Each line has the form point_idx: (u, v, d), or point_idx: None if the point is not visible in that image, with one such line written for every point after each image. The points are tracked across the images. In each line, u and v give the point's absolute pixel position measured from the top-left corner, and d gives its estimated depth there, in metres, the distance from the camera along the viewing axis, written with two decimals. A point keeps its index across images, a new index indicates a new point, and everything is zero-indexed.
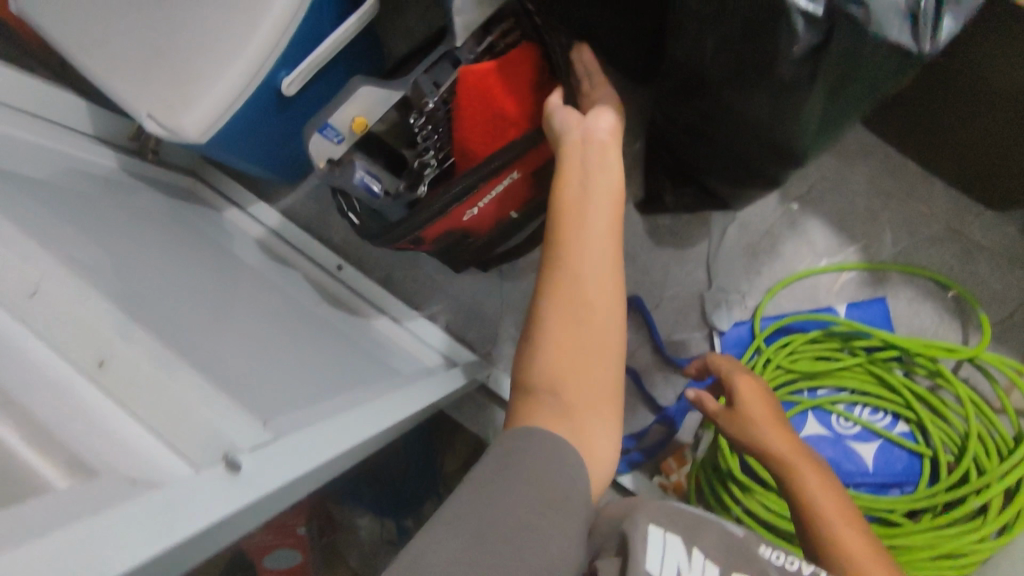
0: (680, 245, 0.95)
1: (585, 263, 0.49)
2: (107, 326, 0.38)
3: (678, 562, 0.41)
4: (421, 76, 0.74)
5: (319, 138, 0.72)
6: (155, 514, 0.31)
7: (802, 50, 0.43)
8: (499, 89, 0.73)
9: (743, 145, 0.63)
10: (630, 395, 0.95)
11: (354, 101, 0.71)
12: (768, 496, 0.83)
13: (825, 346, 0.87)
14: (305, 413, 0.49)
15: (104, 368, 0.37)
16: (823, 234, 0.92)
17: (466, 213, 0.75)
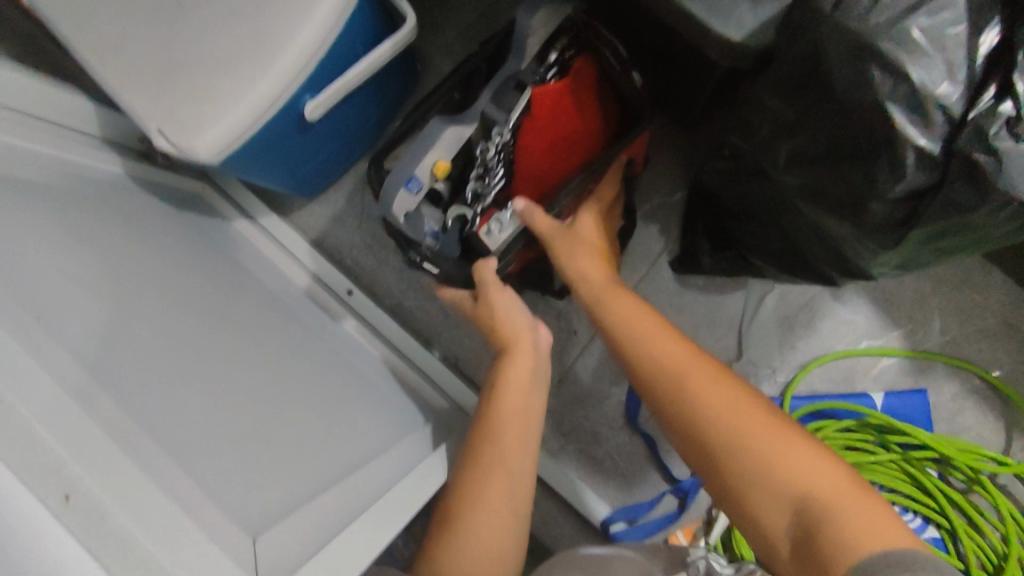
0: (712, 308, 0.90)
1: (512, 459, 0.60)
2: (88, 449, 0.34)
3: None
4: (487, 106, 0.67)
5: (401, 194, 0.66)
6: None
7: (904, 189, 0.38)
8: (571, 105, 0.71)
9: (805, 238, 0.59)
10: (643, 459, 0.91)
11: (439, 146, 0.66)
12: None
13: (858, 437, 0.82)
14: (289, 534, 0.44)
15: (70, 506, 0.32)
16: (866, 314, 0.87)
17: None
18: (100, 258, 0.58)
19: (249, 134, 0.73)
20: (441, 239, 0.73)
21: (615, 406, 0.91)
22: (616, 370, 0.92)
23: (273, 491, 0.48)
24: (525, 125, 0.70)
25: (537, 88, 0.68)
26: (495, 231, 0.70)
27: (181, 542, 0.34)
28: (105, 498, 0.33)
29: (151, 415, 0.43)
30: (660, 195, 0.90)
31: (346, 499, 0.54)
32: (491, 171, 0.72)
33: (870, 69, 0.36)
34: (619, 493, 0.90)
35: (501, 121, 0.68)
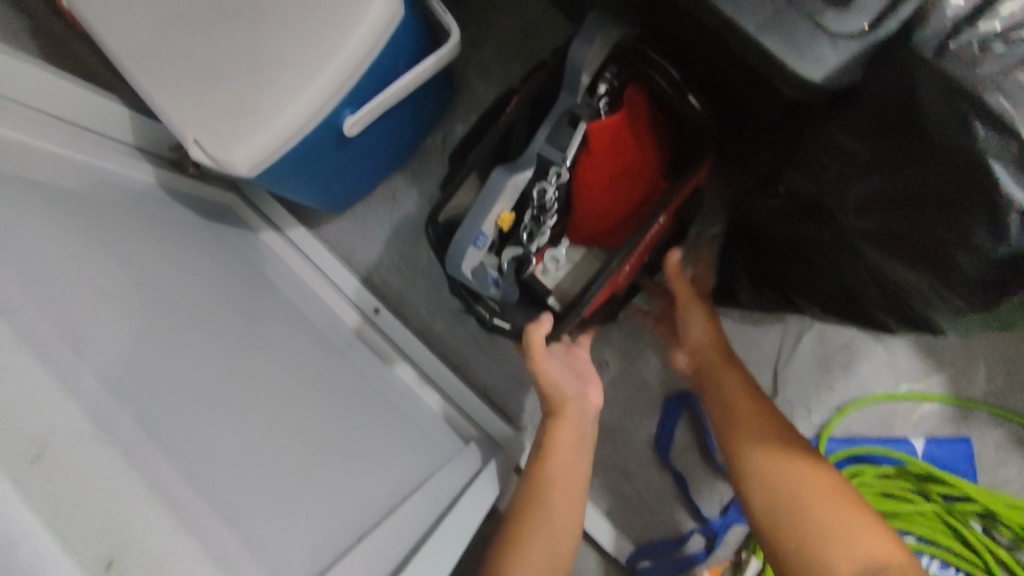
0: (747, 344, 0.87)
1: (558, 519, 0.63)
2: (124, 503, 0.34)
3: None
4: (543, 146, 0.65)
5: (471, 250, 0.66)
6: None
7: (1000, 252, 0.35)
8: (628, 135, 0.69)
9: (862, 284, 0.57)
10: (671, 497, 0.88)
11: (502, 198, 0.65)
12: None
13: (898, 486, 0.79)
14: None
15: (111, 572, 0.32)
16: (907, 357, 0.84)
17: (624, 272, 0.72)
18: (127, 278, 0.56)
19: (286, 148, 0.70)
20: (502, 285, 0.72)
21: (643, 440, 0.89)
22: (646, 403, 0.89)
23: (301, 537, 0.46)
24: (583, 160, 0.69)
25: (592, 123, 0.67)
26: (551, 269, 0.78)
27: None
28: (142, 559, 0.33)
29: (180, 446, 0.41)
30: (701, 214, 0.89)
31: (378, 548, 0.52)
32: (547, 211, 0.70)
33: (971, 119, 0.34)
34: (645, 530, 0.87)
35: (558, 160, 0.66)
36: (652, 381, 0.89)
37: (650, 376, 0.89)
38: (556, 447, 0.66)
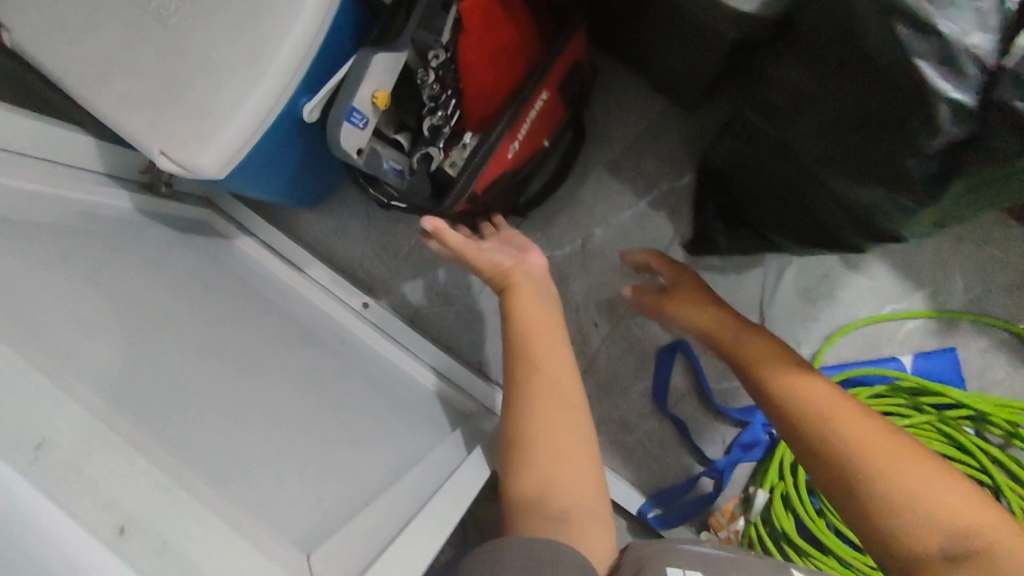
0: (729, 286, 0.89)
1: (556, 447, 0.59)
2: (122, 482, 0.32)
3: None
4: (417, 32, 0.71)
5: (349, 127, 0.69)
6: None
7: (943, 143, 0.38)
8: (501, 15, 0.75)
9: (824, 207, 0.59)
10: (676, 444, 0.89)
11: (374, 79, 0.69)
12: (826, 561, 0.79)
13: (891, 401, 0.81)
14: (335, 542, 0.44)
15: (129, 537, 0.30)
16: (886, 278, 0.86)
17: (510, 148, 0.76)
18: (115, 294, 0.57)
19: (250, 144, 0.71)
20: (401, 173, 0.79)
21: (641, 393, 0.90)
22: (639, 356, 0.90)
23: (316, 514, 0.47)
24: (461, 41, 0.74)
25: (464, 3, 0.71)
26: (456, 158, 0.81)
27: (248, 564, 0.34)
28: (159, 528, 0.32)
29: (177, 438, 0.42)
30: (636, 130, 0.92)
31: (389, 519, 0.53)
32: (439, 104, 0.78)
33: (898, 26, 0.35)
34: (654, 480, 0.89)
35: (433, 41, 0.72)
36: (642, 334, 0.90)
37: (639, 330, 0.91)
38: (524, 315, 0.67)
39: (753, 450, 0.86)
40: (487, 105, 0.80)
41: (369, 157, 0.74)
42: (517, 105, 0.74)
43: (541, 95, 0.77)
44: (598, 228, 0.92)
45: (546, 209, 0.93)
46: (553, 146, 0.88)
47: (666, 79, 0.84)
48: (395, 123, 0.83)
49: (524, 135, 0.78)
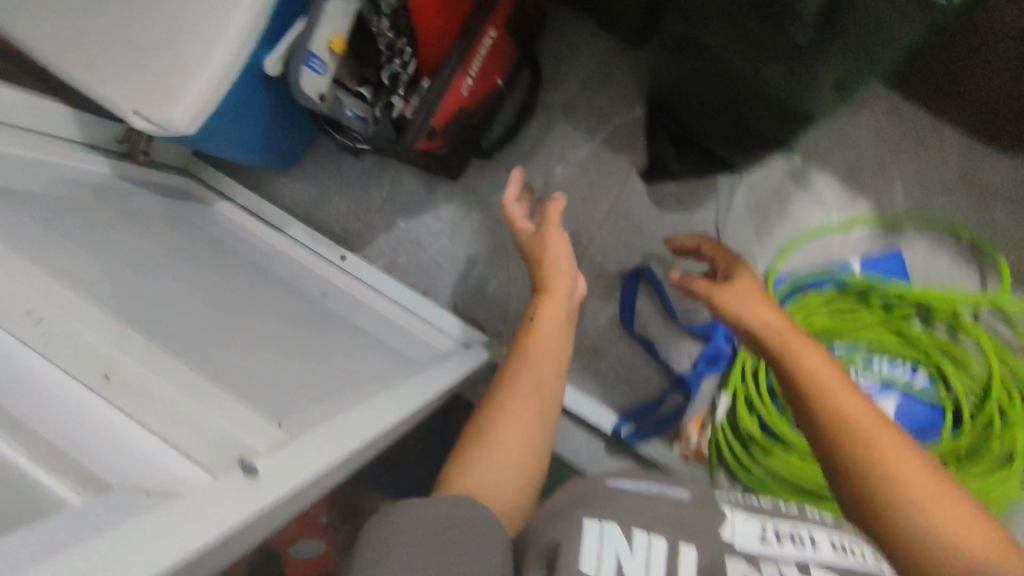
0: (687, 210, 0.94)
1: (510, 432, 0.54)
2: (105, 343, 0.41)
3: (618, 549, 0.40)
4: None
5: (309, 72, 0.74)
6: (161, 520, 0.33)
7: (821, 12, 0.52)
8: None
9: (738, 104, 0.72)
10: (649, 366, 0.92)
11: (329, 24, 0.74)
12: (789, 455, 0.84)
13: (840, 302, 0.88)
14: (318, 408, 0.50)
15: (109, 382, 0.39)
16: (831, 190, 0.91)
17: (463, 84, 0.80)
18: (94, 241, 0.60)
19: (216, 98, 0.75)
20: (366, 119, 0.84)
21: (610, 319, 0.93)
22: (608, 285, 0.94)
23: (297, 395, 0.51)
24: None
25: None
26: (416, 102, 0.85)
27: (215, 405, 0.41)
28: (135, 378, 0.39)
29: (164, 334, 0.47)
30: (588, 69, 0.96)
31: (364, 392, 0.57)
32: (396, 51, 0.83)
33: None
34: (631, 401, 0.92)
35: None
36: (608, 264, 0.94)
37: (605, 260, 0.94)
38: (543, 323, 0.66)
39: (718, 363, 0.91)
40: (439, 45, 0.83)
41: (331, 102, 0.79)
42: (466, 39, 0.77)
43: (490, 31, 0.81)
44: (558, 165, 0.96)
45: (509, 151, 0.97)
46: (510, 88, 0.91)
47: (607, 17, 0.88)
48: (357, 78, 0.87)
49: (478, 70, 0.81)
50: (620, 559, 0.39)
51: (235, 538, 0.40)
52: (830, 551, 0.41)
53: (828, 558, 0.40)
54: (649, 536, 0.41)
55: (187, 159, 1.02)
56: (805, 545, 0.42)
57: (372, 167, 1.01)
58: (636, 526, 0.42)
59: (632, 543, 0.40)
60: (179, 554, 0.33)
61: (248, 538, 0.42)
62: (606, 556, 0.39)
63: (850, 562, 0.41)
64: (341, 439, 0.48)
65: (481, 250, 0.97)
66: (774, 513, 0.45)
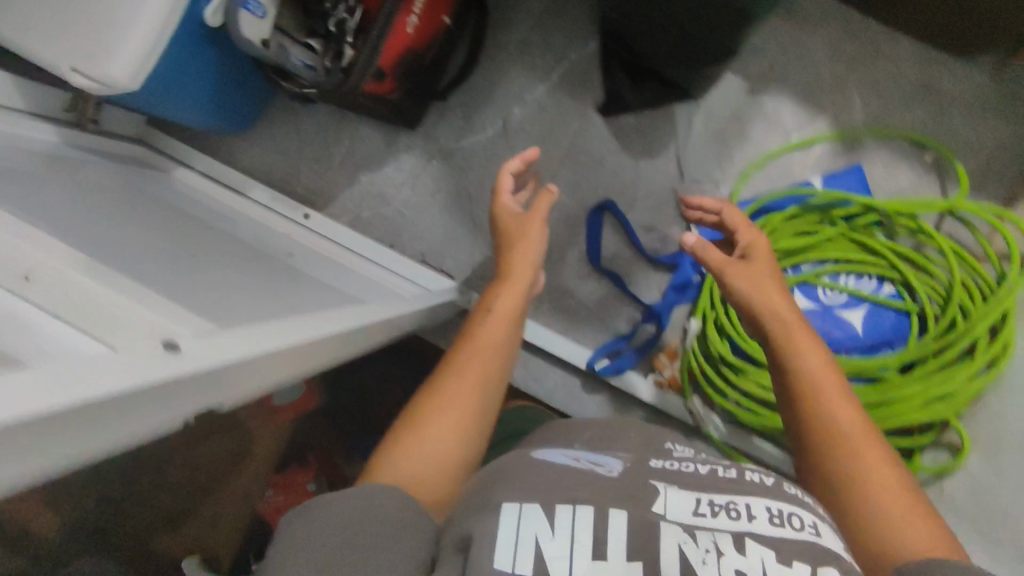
0: (648, 141, 0.93)
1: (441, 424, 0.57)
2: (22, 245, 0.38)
3: (536, 531, 0.40)
4: None
5: (245, 14, 0.73)
6: (56, 375, 0.29)
7: None
8: None
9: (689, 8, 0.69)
10: (619, 300, 0.92)
11: None
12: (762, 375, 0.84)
13: (804, 220, 0.88)
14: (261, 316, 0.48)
15: (30, 282, 0.35)
16: (790, 110, 0.91)
17: (408, 21, 0.78)
18: (32, 190, 0.58)
19: (158, 51, 0.73)
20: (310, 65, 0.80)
21: (577, 257, 0.93)
22: (573, 222, 0.94)
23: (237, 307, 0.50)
24: None
25: None
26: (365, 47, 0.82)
27: (140, 298, 0.38)
28: (57, 275, 0.36)
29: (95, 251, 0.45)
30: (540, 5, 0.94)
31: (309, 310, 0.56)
32: None
33: None
34: (603, 337, 0.92)
35: None
36: (572, 201, 0.93)
37: (569, 198, 0.94)
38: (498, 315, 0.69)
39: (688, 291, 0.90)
40: None
41: (276, 49, 0.77)
42: None
43: None
44: (516, 106, 0.95)
45: (467, 96, 0.96)
46: (461, 28, 0.89)
47: None
48: (306, 32, 0.84)
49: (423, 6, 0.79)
50: (537, 541, 0.39)
51: (170, 405, 0.36)
52: (765, 523, 0.40)
53: (767, 530, 0.40)
54: (573, 510, 0.41)
55: (141, 129, 1.00)
56: (741, 518, 0.40)
57: (330, 122, 0.99)
58: (560, 503, 0.42)
59: (553, 523, 0.40)
60: (71, 400, 0.28)
61: (166, 416, 0.37)
62: (523, 540, 0.40)
63: (790, 535, 0.39)
64: (286, 335, 0.45)
65: (444, 197, 0.96)
66: (712, 482, 0.44)
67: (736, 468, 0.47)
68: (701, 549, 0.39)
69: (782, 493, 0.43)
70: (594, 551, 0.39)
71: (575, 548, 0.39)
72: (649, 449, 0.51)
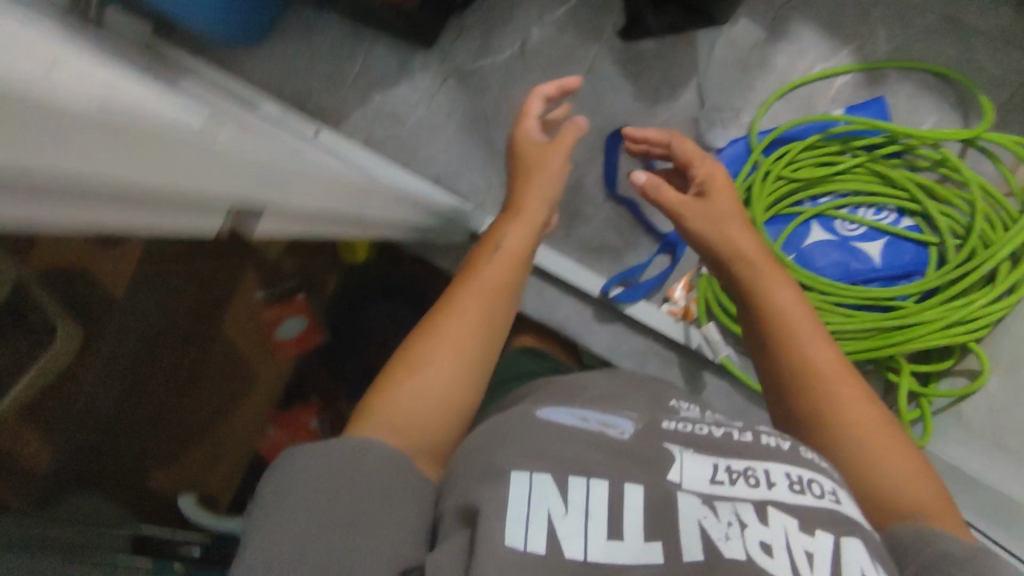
0: (668, 68, 0.91)
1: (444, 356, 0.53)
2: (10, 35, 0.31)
3: (548, 505, 0.41)
4: None
5: None
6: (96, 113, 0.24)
7: None
8: None
9: None
10: (632, 229, 0.91)
11: None
12: None
13: (824, 150, 0.85)
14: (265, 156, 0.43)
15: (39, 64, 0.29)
16: (813, 40, 0.89)
17: None
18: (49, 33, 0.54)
19: None
20: None
21: (592, 185, 0.92)
22: (589, 149, 0.92)
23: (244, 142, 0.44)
24: None
25: None
26: None
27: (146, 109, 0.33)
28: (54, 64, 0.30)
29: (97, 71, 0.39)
30: None
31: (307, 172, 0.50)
32: None
33: None
34: (615, 265, 0.92)
35: None
36: (590, 127, 0.91)
37: (586, 123, 0.92)
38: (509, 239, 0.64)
39: None
40: None
41: None
42: None
43: None
44: (534, 27, 0.93)
45: (486, 15, 0.94)
46: None
47: None
48: None
49: None
50: (550, 513, 0.41)
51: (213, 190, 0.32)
52: (784, 489, 0.44)
53: (783, 497, 0.43)
54: (587, 483, 0.43)
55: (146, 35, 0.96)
56: (758, 485, 0.44)
57: (343, 39, 0.97)
58: (572, 476, 0.43)
59: (566, 497, 0.42)
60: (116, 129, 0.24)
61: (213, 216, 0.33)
62: (535, 511, 0.41)
63: (803, 500, 0.43)
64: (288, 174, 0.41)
65: (459, 119, 0.94)
66: (729, 446, 0.47)
67: (751, 431, 0.50)
68: (722, 524, 0.41)
69: (798, 459, 0.47)
70: (610, 530, 0.41)
71: (587, 521, 0.41)
72: (654, 412, 0.53)
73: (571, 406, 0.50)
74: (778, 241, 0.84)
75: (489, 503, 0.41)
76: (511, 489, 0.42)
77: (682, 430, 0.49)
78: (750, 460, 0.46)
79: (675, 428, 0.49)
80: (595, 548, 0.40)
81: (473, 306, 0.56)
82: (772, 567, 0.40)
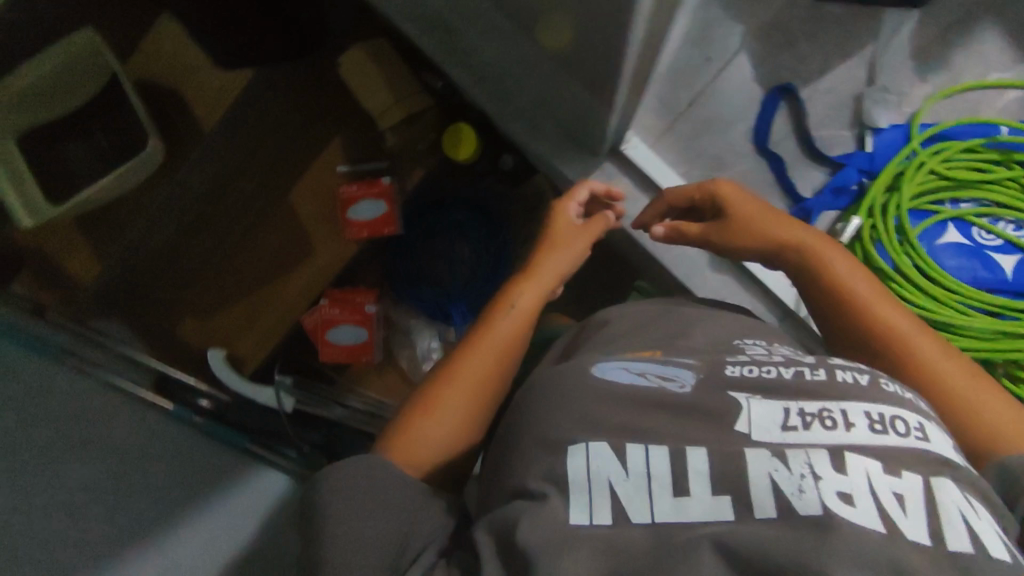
0: (846, 39, 0.96)
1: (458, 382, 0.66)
2: None
3: (608, 475, 0.47)
4: None
5: None
6: None
7: None
8: None
9: None
10: (767, 186, 0.94)
11: None
12: (911, 292, 0.85)
13: (982, 157, 0.90)
14: None
15: None
16: (998, 46, 0.96)
17: None
18: None
19: None
20: None
21: (742, 132, 0.96)
22: (749, 97, 0.96)
23: None
24: None
25: None
26: None
27: None
28: None
29: None
30: None
31: None
32: None
33: None
34: None
35: None
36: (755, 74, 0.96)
37: (753, 71, 0.96)
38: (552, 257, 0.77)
39: (841, 197, 0.93)
40: None
41: None
42: None
43: None
44: None
45: None
46: None
47: None
48: None
49: None
50: (610, 481, 0.47)
51: None
52: (864, 429, 0.45)
53: (861, 437, 0.45)
54: (645, 449, 0.48)
55: None
56: (836, 426, 0.46)
57: None
58: (628, 442, 0.49)
59: (626, 466, 0.47)
60: None
61: None
62: (595, 476, 0.47)
63: (885, 438, 0.45)
64: None
65: None
66: (800, 388, 0.50)
67: (825, 368, 0.52)
68: (794, 476, 0.43)
69: (877, 392, 0.49)
70: (676, 487, 0.46)
71: (648, 478, 0.46)
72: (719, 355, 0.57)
73: (625, 363, 0.56)
74: (917, 234, 0.89)
75: (546, 474, 0.49)
76: (570, 458, 0.49)
77: (745, 373, 0.52)
78: (824, 403, 0.48)
79: (737, 373, 0.53)
80: (661, 509, 0.45)
81: (493, 347, 0.68)
82: (853, 513, 0.41)
